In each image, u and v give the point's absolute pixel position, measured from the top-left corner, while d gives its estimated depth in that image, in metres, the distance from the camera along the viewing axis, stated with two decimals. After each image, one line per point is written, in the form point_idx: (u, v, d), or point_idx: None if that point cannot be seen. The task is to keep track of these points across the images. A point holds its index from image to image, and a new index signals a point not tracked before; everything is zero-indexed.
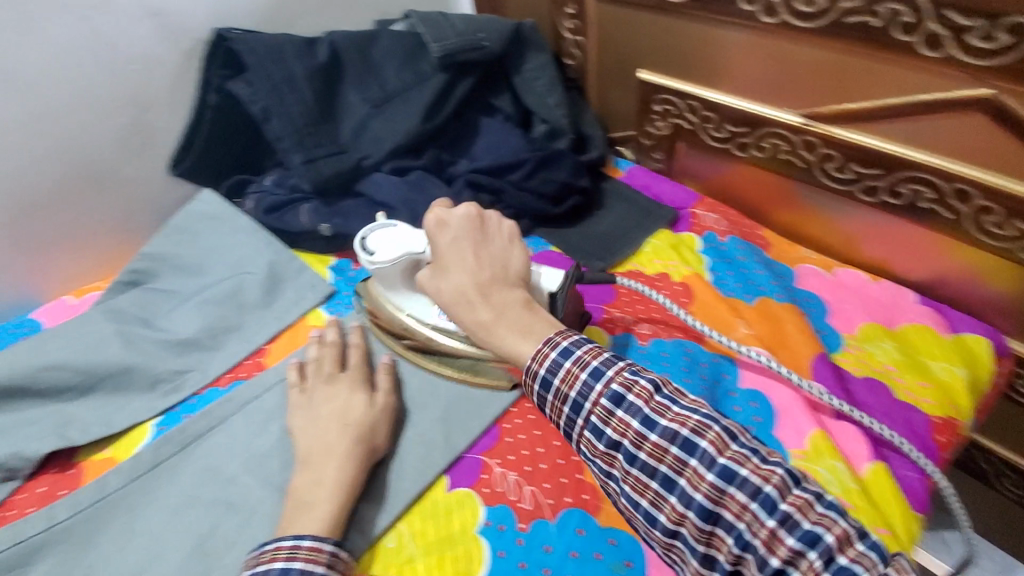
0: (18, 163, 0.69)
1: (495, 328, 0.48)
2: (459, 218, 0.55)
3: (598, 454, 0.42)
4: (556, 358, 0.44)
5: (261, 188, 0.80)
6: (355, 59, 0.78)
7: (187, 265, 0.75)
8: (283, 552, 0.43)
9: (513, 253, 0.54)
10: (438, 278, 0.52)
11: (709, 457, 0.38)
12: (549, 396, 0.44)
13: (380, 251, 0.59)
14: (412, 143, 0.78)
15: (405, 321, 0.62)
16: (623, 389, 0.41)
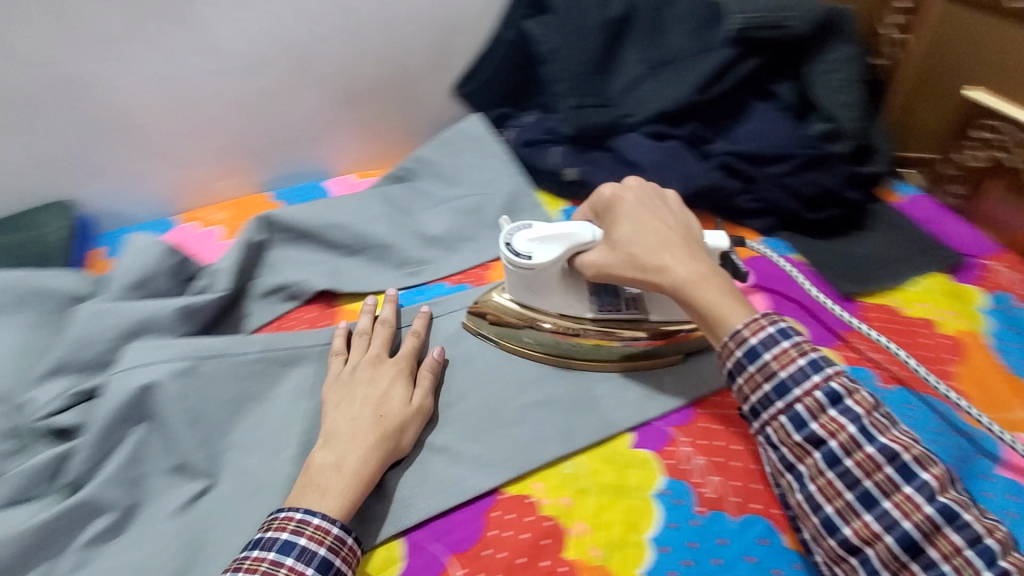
0: (353, 56, 0.82)
1: (704, 287, 0.50)
2: (637, 189, 0.57)
3: (790, 443, 0.46)
4: (773, 332, 0.47)
5: (520, 124, 0.86)
6: (647, 18, 0.79)
7: (444, 174, 0.84)
8: (264, 564, 0.42)
9: (690, 217, 0.57)
10: (615, 236, 0.55)
11: (930, 492, 0.41)
12: (752, 369, 0.47)
13: (540, 253, 0.55)
14: (676, 111, 0.76)
15: (558, 316, 0.60)
16: (845, 392, 0.45)
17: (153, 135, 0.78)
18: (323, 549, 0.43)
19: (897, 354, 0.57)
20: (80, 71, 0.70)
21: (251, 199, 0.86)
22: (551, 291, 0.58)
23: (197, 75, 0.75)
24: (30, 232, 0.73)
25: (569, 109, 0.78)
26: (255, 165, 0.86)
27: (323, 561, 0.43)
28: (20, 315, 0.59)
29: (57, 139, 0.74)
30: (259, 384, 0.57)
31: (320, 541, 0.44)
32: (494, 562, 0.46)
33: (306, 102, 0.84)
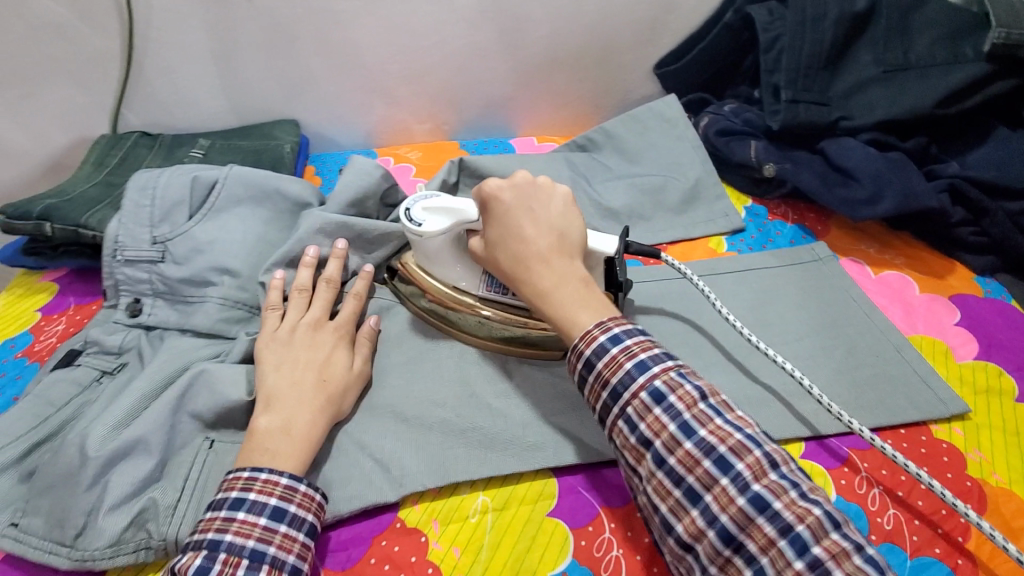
0: (565, 22, 0.84)
1: (553, 299, 0.48)
2: (515, 187, 0.53)
3: (625, 445, 0.43)
4: (617, 349, 0.44)
5: (718, 110, 0.83)
6: (890, 18, 0.72)
7: (629, 150, 0.82)
8: (217, 522, 0.42)
9: (575, 224, 0.52)
10: (489, 241, 0.52)
11: (744, 481, 0.39)
12: (592, 380, 0.45)
13: (429, 222, 0.55)
14: (906, 121, 0.70)
15: (452, 288, 0.58)
16: (668, 391, 0.42)
17: (374, 71, 0.86)
18: (274, 499, 0.44)
19: (828, 408, 0.50)
20: (337, 8, 0.79)
21: (442, 144, 0.92)
22: (442, 260, 0.57)
23: (427, 22, 0.81)
24: (268, 142, 0.84)
25: (782, 102, 0.72)
26: (450, 114, 0.92)
27: (275, 509, 0.44)
28: (260, 208, 0.69)
29: (301, 64, 0.84)
30: None
31: (268, 494, 0.44)
32: (646, 525, 0.47)
33: (510, 61, 0.87)
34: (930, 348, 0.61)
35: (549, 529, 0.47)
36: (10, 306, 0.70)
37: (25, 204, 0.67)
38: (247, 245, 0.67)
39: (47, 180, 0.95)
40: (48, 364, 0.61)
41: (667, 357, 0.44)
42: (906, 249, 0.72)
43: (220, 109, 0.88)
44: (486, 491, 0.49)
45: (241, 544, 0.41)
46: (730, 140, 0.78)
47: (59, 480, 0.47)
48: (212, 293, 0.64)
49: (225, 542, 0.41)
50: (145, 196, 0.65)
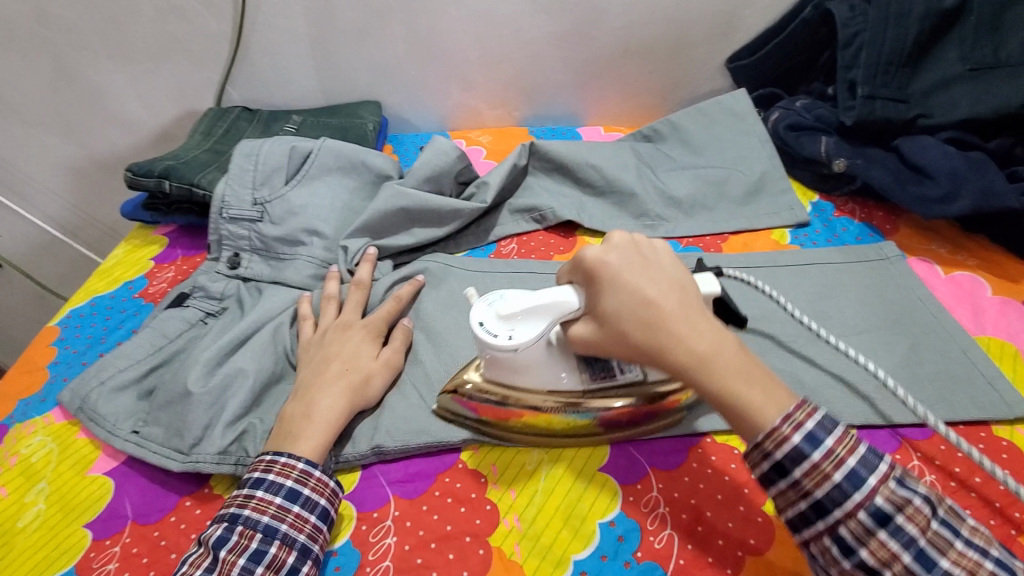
0: (641, 13, 0.86)
1: (714, 369, 0.39)
2: (620, 248, 0.44)
3: (835, 565, 0.39)
4: (799, 443, 0.39)
5: (788, 105, 0.83)
6: (985, 17, 0.69)
7: (693, 143, 0.84)
8: (263, 463, 0.47)
9: (688, 277, 0.44)
10: (599, 297, 0.43)
11: (948, 573, 0.37)
12: (782, 484, 0.39)
13: (519, 332, 0.46)
14: (990, 120, 0.69)
15: (562, 399, 0.50)
16: (863, 474, 0.38)
17: (454, 58, 0.91)
18: (289, 482, 0.46)
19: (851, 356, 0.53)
20: None
21: (511, 130, 0.96)
22: (534, 367, 0.49)
23: (508, 12, 0.86)
24: (353, 120, 0.91)
25: (858, 98, 0.72)
26: (521, 102, 0.97)
27: (290, 491, 0.46)
28: (347, 178, 0.76)
29: (388, 49, 0.90)
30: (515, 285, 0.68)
31: (287, 477, 0.47)
32: (692, 487, 0.49)
33: (583, 52, 0.90)
34: (997, 350, 0.60)
35: (598, 482, 0.50)
36: (128, 254, 0.80)
37: (148, 163, 0.76)
38: (335, 210, 0.74)
39: (157, 148, 1.05)
40: (162, 303, 0.69)
41: (877, 457, 0.39)
42: (979, 252, 0.70)
43: (311, 89, 0.96)
44: (541, 444, 0.53)
45: (257, 518, 0.45)
46: (799, 135, 0.79)
47: (178, 397, 0.55)
48: (302, 252, 0.71)
49: (243, 515, 0.45)
50: (249, 162, 0.73)
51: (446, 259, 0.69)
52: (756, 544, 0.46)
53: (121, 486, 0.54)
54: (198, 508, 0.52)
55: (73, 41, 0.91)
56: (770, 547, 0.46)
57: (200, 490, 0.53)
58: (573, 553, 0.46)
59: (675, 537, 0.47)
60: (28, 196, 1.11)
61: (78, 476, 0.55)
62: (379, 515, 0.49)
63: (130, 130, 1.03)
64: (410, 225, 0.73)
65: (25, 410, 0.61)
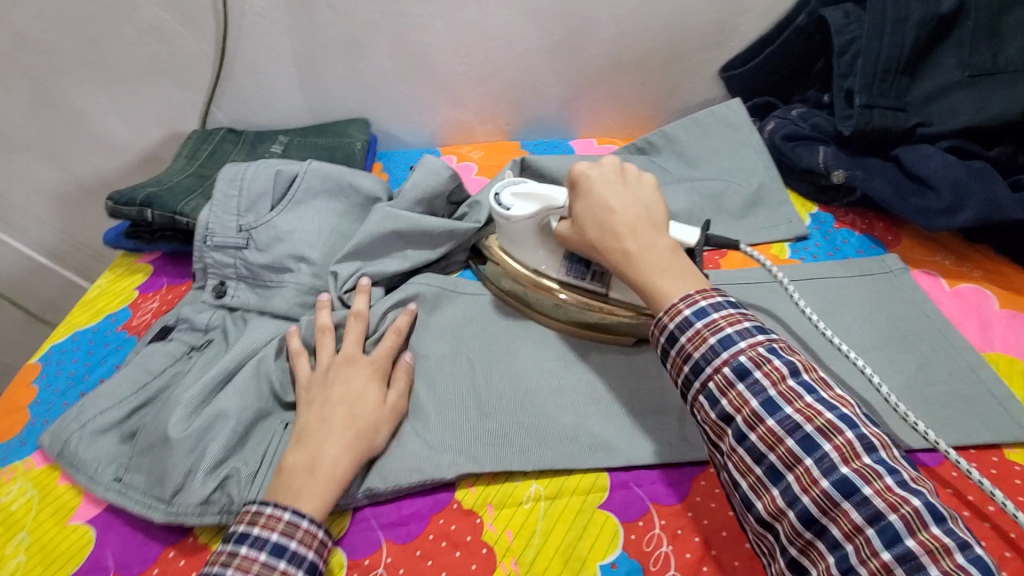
0: (632, 24, 0.84)
1: (638, 264, 0.51)
2: (608, 166, 0.57)
3: (762, 498, 0.41)
4: (717, 347, 0.44)
5: (784, 115, 0.82)
6: (983, 23, 0.68)
7: (688, 155, 0.83)
8: (248, 515, 0.44)
9: (659, 205, 0.55)
10: (569, 202, 0.57)
11: (832, 463, 0.39)
12: (715, 415, 0.44)
13: (513, 209, 0.60)
14: (992, 128, 0.67)
15: (534, 272, 0.62)
16: (754, 366, 0.43)
17: (442, 74, 0.89)
18: (275, 535, 0.43)
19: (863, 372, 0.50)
20: (413, 13, 0.82)
21: (503, 145, 0.94)
22: (525, 243, 0.61)
23: (495, 26, 0.84)
24: (341, 139, 0.89)
25: (855, 108, 0.70)
26: (511, 115, 0.95)
27: (277, 545, 0.43)
28: (335, 201, 0.74)
29: (375, 66, 0.88)
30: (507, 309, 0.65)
31: (272, 530, 0.43)
32: (696, 525, 0.48)
33: (573, 64, 0.89)
34: (1006, 367, 0.59)
35: (599, 521, 0.48)
36: (112, 284, 0.78)
37: (130, 192, 0.74)
38: (322, 235, 0.71)
39: (143, 170, 1.03)
40: (145, 337, 0.67)
41: (805, 391, 0.42)
42: (984, 263, 0.68)
43: (298, 108, 0.94)
44: (538, 480, 0.51)
45: None
46: (797, 145, 0.77)
47: (159, 441, 0.53)
48: (289, 279, 0.68)
49: None
50: (234, 187, 0.71)
51: (441, 282, 0.66)
52: None
53: (103, 536, 0.52)
54: (181, 559, 0.50)
55: (53, 65, 0.89)
56: None
57: (184, 539, 0.51)
58: None
59: None
60: (14, 222, 1.09)
61: (59, 525, 0.53)
62: (370, 563, 0.47)
63: (115, 153, 1.01)
64: (403, 247, 0.71)
65: (4, 455, 0.59)
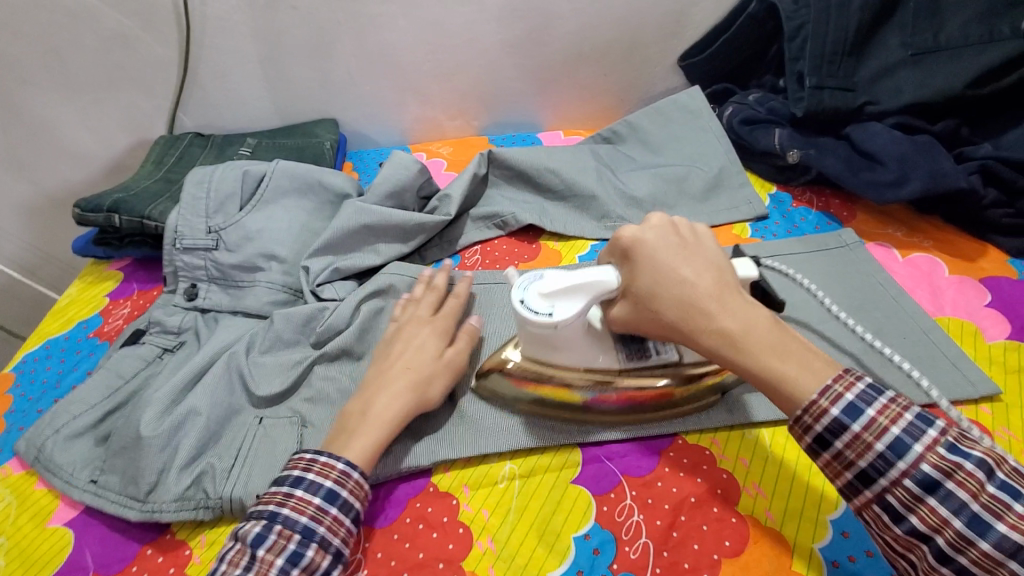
0: (591, 16, 0.86)
1: (750, 350, 0.41)
2: (658, 228, 0.46)
3: (889, 534, 0.39)
4: (826, 404, 0.39)
5: (741, 100, 0.84)
6: (923, 3, 0.70)
7: (652, 142, 0.85)
8: (302, 462, 0.47)
9: (725, 259, 0.46)
10: (647, 283, 0.44)
11: (957, 499, 0.36)
12: (827, 456, 0.40)
13: (558, 309, 0.45)
14: (936, 104, 0.69)
15: (592, 375, 0.51)
16: (936, 472, 0.37)
17: (407, 71, 0.90)
18: (328, 482, 0.46)
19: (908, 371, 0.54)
20: (374, 11, 0.83)
21: (472, 140, 0.95)
22: (577, 351, 0.49)
23: (457, 22, 0.85)
24: (310, 139, 0.90)
25: (806, 89, 0.73)
26: (479, 111, 0.96)
27: (329, 491, 0.45)
28: (304, 200, 0.75)
29: (340, 65, 0.89)
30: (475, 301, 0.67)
31: (325, 476, 0.46)
32: (666, 493, 0.49)
33: (535, 57, 0.90)
34: (958, 329, 0.61)
35: (572, 495, 0.50)
36: (82, 292, 0.77)
37: (96, 198, 0.74)
38: (292, 232, 0.72)
39: (112, 179, 1.03)
40: (117, 342, 0.67)
41: (925, 424, 0.38)
42: (936, 232, 0.70)
43: (265, 110, 0.94)
44: (513, 459, 0.53)
45: (296, 519, 0.44)
46: (754, 128, 0.80)
47: (130, 442, 0.53)
48: (260, 278, 0.69)
49: (281, 515, 0.44)
50: (201, 189, 0.71)
51: (418, 271, 0.69)
52: (731, 546, 0.45)
53: (81, 536, 0.52)
54: (159, 556, 0.50)
55: (15, 76, 0.88)
56: (744, 548, 0.45)
57: (162, 536, 0.52)
58: (549, 571, 0.46)
59: (650, 545, 0.46)
60: None
61: (38, 528, 0.53)
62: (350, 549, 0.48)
63: (82, 162, 1.00)
64: (375, 241, 0.71)
65: None
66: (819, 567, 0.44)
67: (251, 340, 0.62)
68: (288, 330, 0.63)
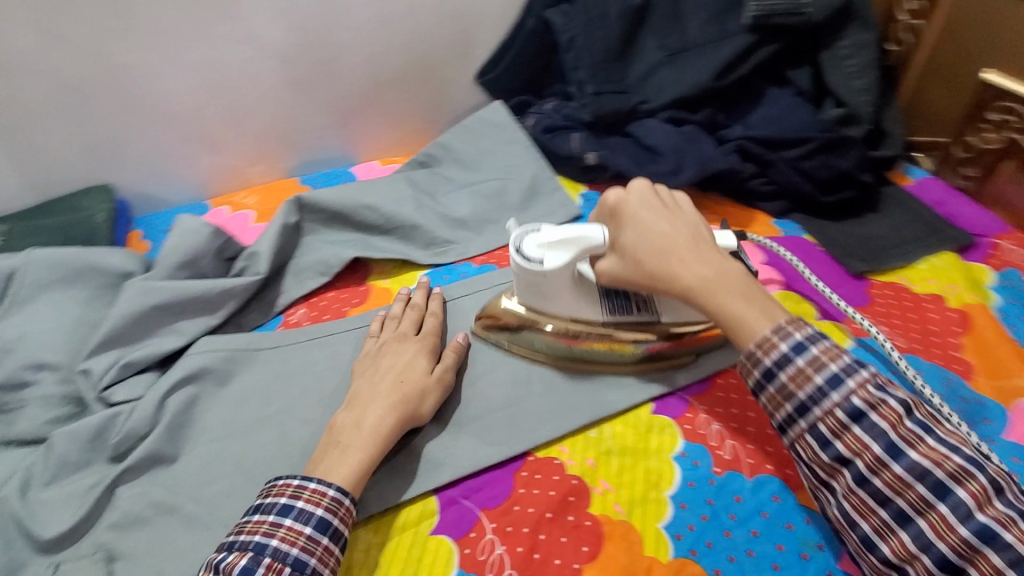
0: (379, 44, 0.84)
1: (717, 291, 0.49)
2: (638, 191, 0.54)
3: (788, 430, 0.45)
4: (767, 334, 0.46)
5: (540, 111, 0.88)
6: (666, 8, 0.79)
7: (467, 160, 0.86)
8: (291, 487, 0.45)
9: (700, 222, 0.53)
10: (616, 231, 0.53)
11: (880, 430, 0.42)
12: (753, 368, 0.46)
13: (548, 260, 0.53)
14: (694, 96, 0.78)
15: (568, 319, 0.57)
16: (837, 377, 0.44)
17: (188, 121, 0.81)
18: (320, 509, 0.44)
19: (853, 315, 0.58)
20: (130, 59, 0.74)
21: (280, 184, 0.88)
22: (561, 295, 0.55)
23: (233, 63, 0.79)
24: (78, 214, 0.76)
25: (589, 95, 0.80)
26: (282, 152, 0.89)
27: (321, 520, 0.44)
28: (74, 289, 0.63)
29: (103, 125, 0.78)
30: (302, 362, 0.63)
31: (315, 505, 0.45)
32: (523, 516, 0.49)
33: (330, 91, 0.86)
34: None
35: (432, 547, 0.48)
36: None
37: None
38: (63, 332, 0.60)
39: None
40: None
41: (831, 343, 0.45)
42: (716, 207, 0.78)
43: (14, 188, 0.78)
44: (366, 528, 0.49)
45: (286, 550, 0.42)
46: (554, 135, 0.85)
47: None
48: (31, 394, 0.58)
49: (271, 546, 0.42)
50: None
51: (228, 346, 0.62)
52: (589, 551, 0.47)
53: None
54: None
55: None
56: (601, 549, 0.47)
57: None
58: None
59: None
60: None
61: None
62: None
63: None
64: (174, 319, 0.63)
65: None
66: (666, 545, 0.47)
67: (27, 475, 0.52)
68: (74, 451, 0.53)
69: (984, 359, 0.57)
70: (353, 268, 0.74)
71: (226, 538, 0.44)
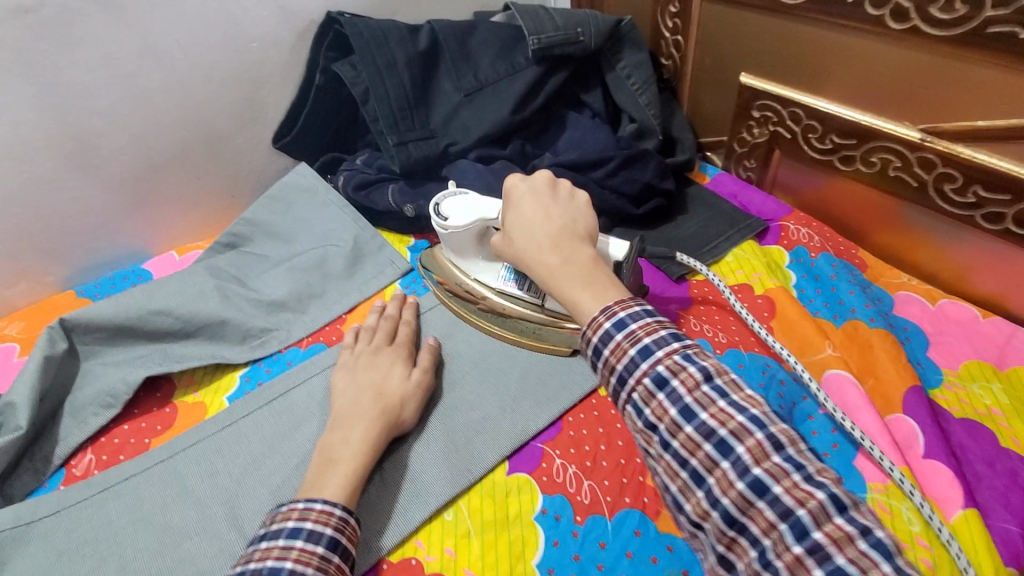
0: (145, 125, 0.74)
1: (559, 278, 0.44)
2: (531, 181, 0.51)
3: (636, 430, 0.38)
4: (609, 328, 0.39)
5: (351, 166, 0.83)
6: (454, 49, 0.78)
7: (280, 232, 0.78)
8: (297, 511, 0.43)
9: (586, 215, 0.49)
10: (504, 218, 0.51)
11: (743, 465, 0.34)
12: (599, 365, 0.40)
13: (454, 218, 0.59)
14: (499, 133, 0.78)
15: (473, 282, 0.64)
16: (670, 373, 0.36)
17: None
18: (331, 529, 0.43)
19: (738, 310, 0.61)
20: None
21: (52, 301, 0.74)
22: (468, 255, 0.63)
23: None
24: None
25: (393, 146, 0.76)
26: (48, 263, 0.75)
27: (332, 539, 0.42)
28: None
29: None
30: (93, 523, 0.51)
31: (325, 524, 0.43)
32: None
33: (94, 185, 0.74)
34: None
35: None
36: None
37: None
38: None
39: None
40: None
41: (676, 337, 0.38)
42: None
43: None
44: None
45: (303, 570, 0.40)
46: (370, 191, 0.80)
47: None
48: None
49: (286, 569, 0.39)
50: None
51: None
52: None
53: None
54: None
55: None
56: None
57: None
58: None
59: None
60: None
61: None
62: None
63: None
64: None
65: None
66: None
67: None
68: None
69: (791, 338, 0.62)
70: (154, 386, 0.64)
71: (233, 573, 0.41)
